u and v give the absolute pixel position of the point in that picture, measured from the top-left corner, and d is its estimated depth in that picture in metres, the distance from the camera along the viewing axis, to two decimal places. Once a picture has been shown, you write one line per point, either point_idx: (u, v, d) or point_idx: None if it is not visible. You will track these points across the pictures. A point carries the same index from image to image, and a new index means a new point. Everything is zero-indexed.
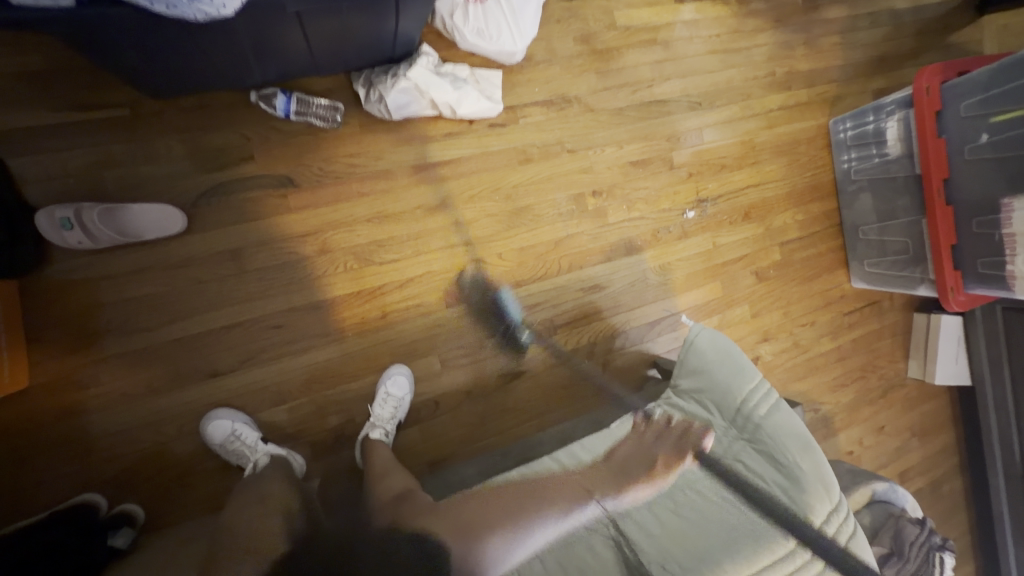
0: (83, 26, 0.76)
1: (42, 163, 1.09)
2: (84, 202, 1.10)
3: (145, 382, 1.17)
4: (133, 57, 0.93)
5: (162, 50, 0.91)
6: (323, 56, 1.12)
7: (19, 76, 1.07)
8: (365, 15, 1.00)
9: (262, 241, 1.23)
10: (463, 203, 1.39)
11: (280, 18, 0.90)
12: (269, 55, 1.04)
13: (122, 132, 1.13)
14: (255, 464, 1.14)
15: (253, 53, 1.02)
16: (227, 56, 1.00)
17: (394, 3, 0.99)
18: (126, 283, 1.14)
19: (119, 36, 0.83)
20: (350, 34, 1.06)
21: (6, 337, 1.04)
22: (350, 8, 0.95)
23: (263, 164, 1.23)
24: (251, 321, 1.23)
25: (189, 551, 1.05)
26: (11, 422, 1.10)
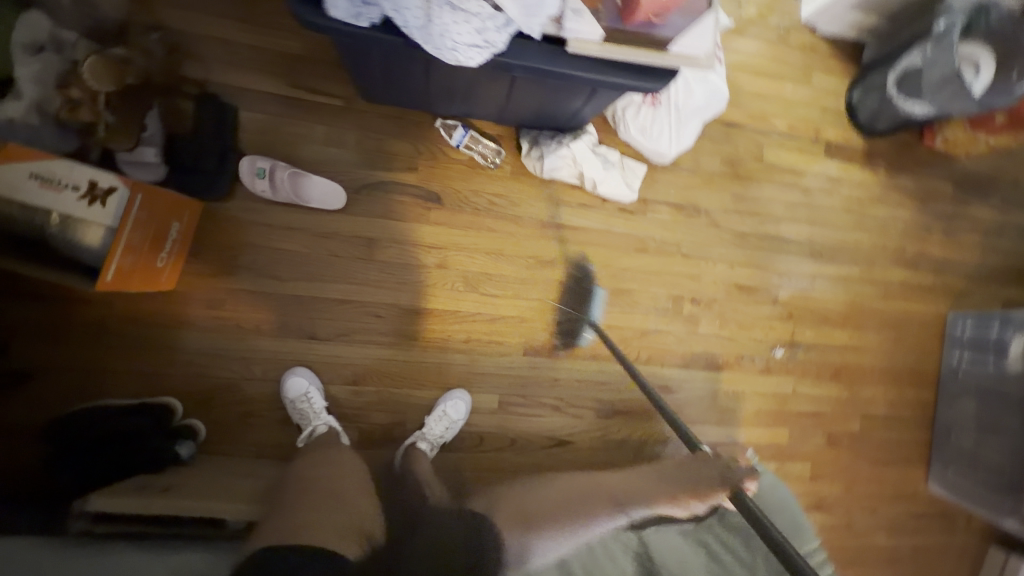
0: (362, 43, 0.96)
1: (259, 120, 1.31)
2: (280, 161, 1.30)
3: (255, 322, 1.31)
4: (371, 68, 1.14)
5: (398, 70, 1.11)
6: (511, 110, 1.30)
7: (276, 52, 1.31)
8: (562, 92, 1.16)
9: (395, 239, 1.37)
10: (571, 267, 1.48)
11: (498, 76, 1.06)
12: (471, 96, 1.22)
13: (328, 117, 1.34)
14: (313, 430, 1.23)
15: (461, 90, 1.20)
16: (440, 89, 1.18)
17: (589, 90, 1.15)
18: (276, 235, 1.31)
19: (377, 54, 1.02)
20: (543, 101, 1.22)
21: (176, 249, 1.21)
22: (554, 84, 1.10)
23: (422, 177, 1.39)
24: (357, 302, 1.35)
25: (241, 484, 1.13)
26: (140, 314, 1.26)
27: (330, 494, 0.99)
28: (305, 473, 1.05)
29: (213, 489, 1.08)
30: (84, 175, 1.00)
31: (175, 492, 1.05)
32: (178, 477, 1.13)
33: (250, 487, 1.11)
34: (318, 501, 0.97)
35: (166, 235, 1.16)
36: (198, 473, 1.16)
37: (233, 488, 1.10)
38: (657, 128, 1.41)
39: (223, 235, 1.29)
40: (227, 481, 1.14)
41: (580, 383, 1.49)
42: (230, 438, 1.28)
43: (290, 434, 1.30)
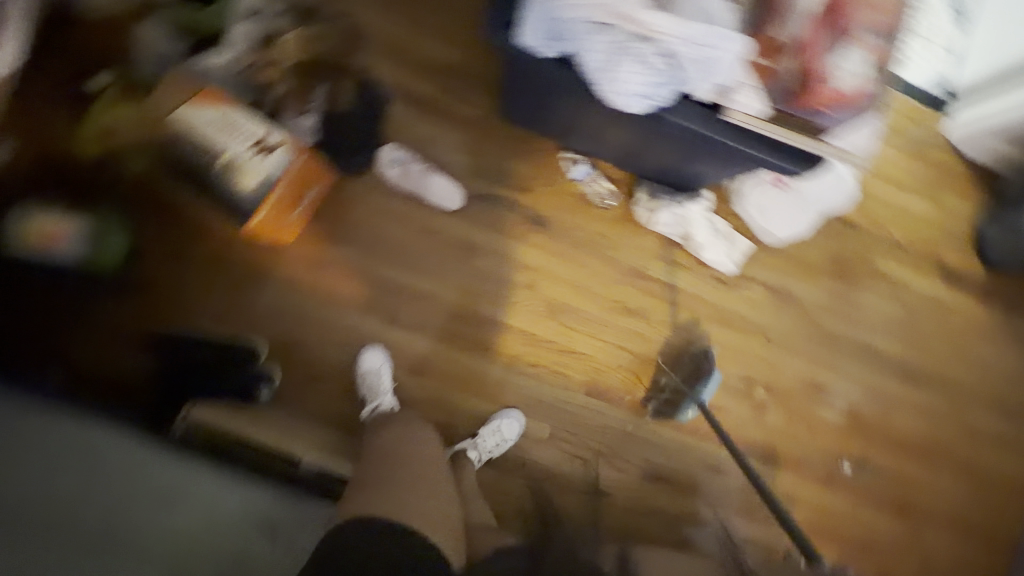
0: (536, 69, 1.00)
1: (403, 114, 1.40)
2: (413, 152, 1.39)
3: (344, 292, 1.36)
4: (527, 86, 1.21)
5: (553, 97, 1.17)
6: (639, 156, 1.33)
7: (436, 59, 1.42)
8: (698, 154, 1.19)
9: (493, 251, 1.42)
10: (652, 321, 1.48)
11: (647, 126, 1.10)
12: (610, 134, 1.27)
13: (465, 125, 1.43)
14: (378, 405, 1.27)
15: (602, 128, 1.25)
16: (583, 121, 1.23)
17: (726, 158, 1.18)
18: (387, 218, 1.37)
19: (542, 81, 1.07)
20: (675, 156, 1.26)
21: (305, 211, 1.31)
22: (693, 146, 1.15)
23: (534, 200, 1.44)
24: (443, 300, 1.39)
25: (306, 442, 1.17)
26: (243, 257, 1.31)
27: (408, 476, 1.00)
28: (385, 446, 1.06)
29: (284, 437, 1.14)
30: (260, 130, 1.18)
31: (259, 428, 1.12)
32: (253, 419, 1.19)
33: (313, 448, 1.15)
34: (398, 480, 0.98)
35: (303, 196, 1.27)
36: (267, 421, 1.21)
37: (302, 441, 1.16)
38: (773, 210, 1.45)
39: (343, 208, 1.36)
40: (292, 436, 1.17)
41: (632, 438, 1.46)
42: (296, 399, 1.32)
43: (347, 408, 1.33)
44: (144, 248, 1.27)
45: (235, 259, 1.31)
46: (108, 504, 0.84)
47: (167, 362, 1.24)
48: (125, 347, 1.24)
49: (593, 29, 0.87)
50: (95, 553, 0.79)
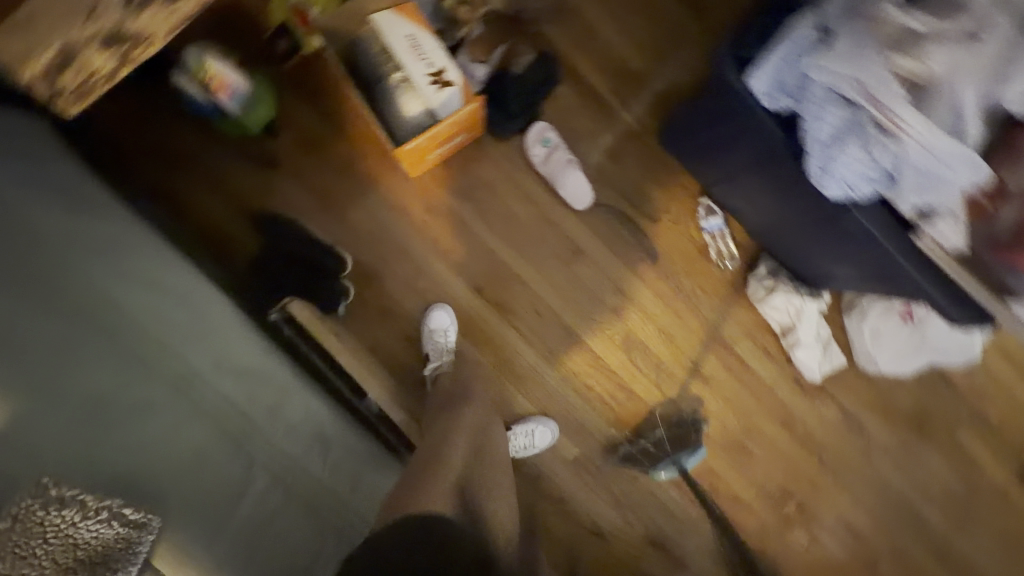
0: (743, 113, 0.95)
1: (569, 101, 1.36)
2: (562, 140, 1.34)
3: (444, 244, 1.34)
4: (716, 122, 1.14)
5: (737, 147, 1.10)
6: (785, 236, 1.25)
7: (620, 61, 1.38)
8: (858, 261, 1.11)
9: (596, 264, 1.38)
10: (717, 395, 1.42)
11: (822, 215, 1.02)
12: (771, 208, 1.19)
13: (621, 134, 1.38)
14: (438, 367, 1.25)
15: (769, 198, 1.16)
16: (750, 180, 1.17)
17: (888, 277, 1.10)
18: (512, 192, 1.35)
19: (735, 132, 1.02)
20: (828, 252, 1.18)
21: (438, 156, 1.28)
22: (862, 253, 1.06)
23: (656, 231, 1.39)
24: (530, 292, 1.37)
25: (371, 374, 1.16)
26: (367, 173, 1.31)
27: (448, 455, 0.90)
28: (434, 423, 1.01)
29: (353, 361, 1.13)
30: (439, 63, 1.11)
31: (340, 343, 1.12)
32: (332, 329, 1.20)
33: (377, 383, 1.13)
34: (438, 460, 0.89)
35: (449, 140, 1.23)
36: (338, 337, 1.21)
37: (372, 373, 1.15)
38: (886, 339, 1.37)
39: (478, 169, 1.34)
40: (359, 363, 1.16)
41: (650, 496, 1.41)
42: (362, 326, 1.31)
43: (401, 353, 1.32)
44: (289, 132, 1.28)
45: (358, 171, 1.30)
46: (181, 340, 0.79)
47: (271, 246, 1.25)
48: (237, 217, 1.26)
49: (834, 100, 0.82)
50: (173, 385, 0.75)
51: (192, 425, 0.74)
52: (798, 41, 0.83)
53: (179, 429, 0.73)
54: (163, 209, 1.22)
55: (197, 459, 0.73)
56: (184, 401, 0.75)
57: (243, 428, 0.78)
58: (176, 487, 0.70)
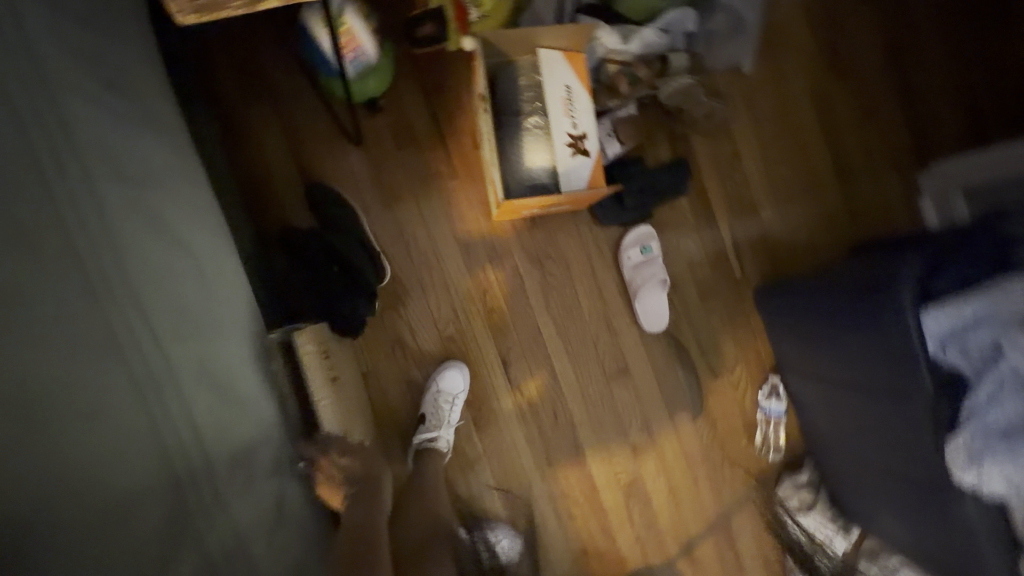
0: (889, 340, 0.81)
1: (685, 219, 1.23)
2: (659, 253, 1.19)
3: (493, 304, 1.18)
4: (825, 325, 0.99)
5: (850, 366, 0.94)
6: (851, 469, 1.08)
7: (755, 200, 1.25)
8: (938, 551, 0.92)
9: (637, 394, 1.24)
10: None
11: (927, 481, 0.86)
12: (847, 436, 1.05)
13: (722, 274, 1.25)
14: (437, 439, 1.09)
15: (851, 426, 1.03)
16: (847, 400, 1.00)
17: None
18: (587, 282, 1.20)
19: (862, 349, 0.88)
20: (896, 516, 1.00)
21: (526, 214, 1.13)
22: (953, 549, 0.87)
23: (709, 387, 1.26)
24: (559, 393, 1.21)
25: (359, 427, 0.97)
26: (449, 196, 1.15)
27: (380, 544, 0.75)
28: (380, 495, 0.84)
29: (347, 411, 0.93)
30: (584, 128, 0.98)
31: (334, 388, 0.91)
32: (338, 355, 1.00)
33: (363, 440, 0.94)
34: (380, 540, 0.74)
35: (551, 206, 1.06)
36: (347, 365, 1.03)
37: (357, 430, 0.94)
38: None
39: (564, 247, 1.19)
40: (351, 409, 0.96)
41: None
42: (372, 351, 1.15)
43: (397, 398, 1.15)
44: (390, 119, 1.13)
45: (440, 192, 1.15)
46: (169, 335, 0.64)
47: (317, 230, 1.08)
48: (297, 183, 1.10)
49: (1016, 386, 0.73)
50: (133, 388, 0.59)
51: (135, 443, 0.58)
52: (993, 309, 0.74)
53: (120, 451, 0.56)
54: (224, 140, 1.07)
55: (126, 503, 0.55)
56: (144, 411, 0.59)
57: (193, 474, 0.62)
58: (77, 526, 0.51)
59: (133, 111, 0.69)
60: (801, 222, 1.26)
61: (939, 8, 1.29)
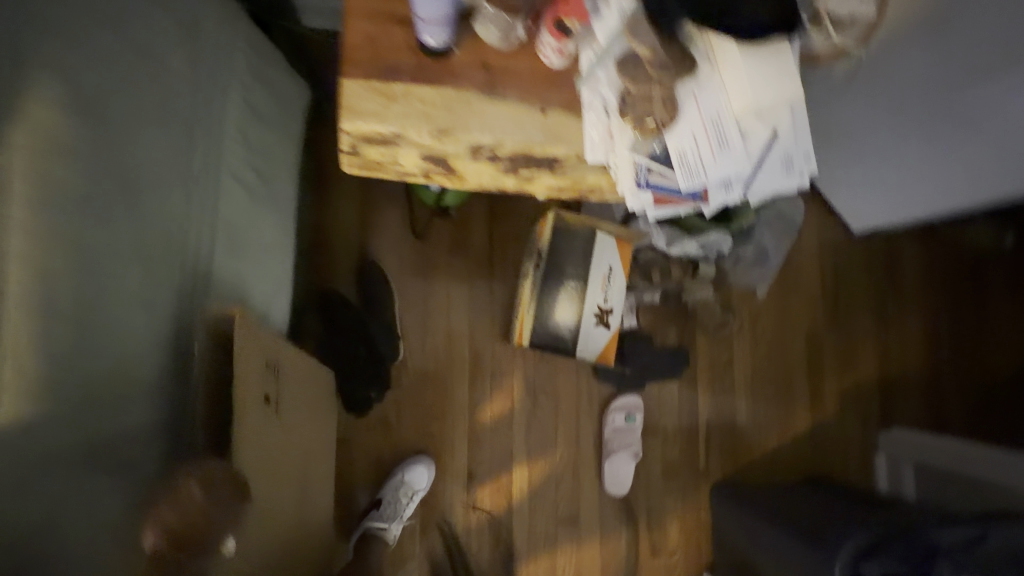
0: None
1: (671, 399, 1.34)
2: (638, 425, 1.26)
3: (479, 414, 1.26)
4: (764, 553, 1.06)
5: None
6: None
7: (737, 405, 1.37)
8: None
9: (577, 545, 1.27)
10: None
11: None
12: None
13: (689, 459, 1.34)
14: (385, 530, 1.13)
15: None
16: None
17: None
18: (569, 425, 1.28)
19: None
20: None
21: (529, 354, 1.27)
22: None
23: (644, 562, 1.30)
24: (507, 521, 1.25)
25: (287, 472, 0.83)
26: (477, 308, 1.27)
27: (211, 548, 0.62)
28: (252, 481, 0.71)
29: (265, 441, 0.74)
30: (612, 303, 1.12)
31: (268, 415, 0.76)
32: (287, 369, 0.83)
33: (264, 479, 0.74)
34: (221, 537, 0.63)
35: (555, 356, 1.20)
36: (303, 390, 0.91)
37: (276, 475, 0.79)
38: None
39: (560, 389, 1.28)
40: (288, 445, 0.84)
41: None
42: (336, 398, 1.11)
43: (359, 469, 1.20)
44: (454, 227, 1.28)
45: (470, 303, 1.27)
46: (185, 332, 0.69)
47: (354, 302, 1.21)
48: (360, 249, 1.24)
49: None
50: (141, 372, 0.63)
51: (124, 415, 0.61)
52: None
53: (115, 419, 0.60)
54: (310, 192, 1.22)
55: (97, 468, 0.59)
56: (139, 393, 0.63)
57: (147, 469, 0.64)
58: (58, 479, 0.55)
59: (261, 184, 0.82)
60: (771, 438, 1.37)
61: (942, 300, 1.46)
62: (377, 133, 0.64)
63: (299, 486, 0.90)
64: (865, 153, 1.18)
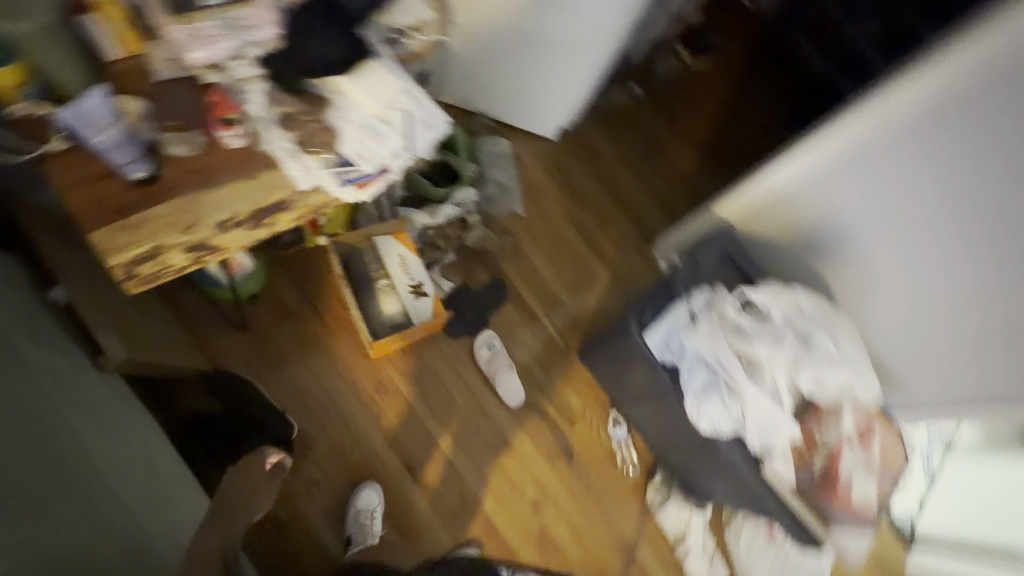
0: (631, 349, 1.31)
1: (511, 312, 1.67)
2: (501, 345, 1.62)
3: (382, 420, 1.49)
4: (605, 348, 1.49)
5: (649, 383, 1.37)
6: (660, 442, 1.51)
7: (559, 285, 1.73)
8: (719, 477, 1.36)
9: (518, 455, 1.55)
10: None
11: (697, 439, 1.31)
12: (666, 431, 1.45)
13: (551, 346, 1.67)
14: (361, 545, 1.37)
15: (664, 423, 1.43)
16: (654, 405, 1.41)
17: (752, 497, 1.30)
18: (450, 378, 1.57)
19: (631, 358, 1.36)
20: (702, 470, 1.42)
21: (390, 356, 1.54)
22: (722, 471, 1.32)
23: (572, 433, 1.60)
24: (455, 471, 1.51)
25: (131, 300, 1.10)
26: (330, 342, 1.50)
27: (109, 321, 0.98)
28: (116, 320, 1.00)
29: (81, 265, 1.00)
30: (420, 278, 1.47)
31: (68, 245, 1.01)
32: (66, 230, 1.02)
33: (83, 292, 0.97)
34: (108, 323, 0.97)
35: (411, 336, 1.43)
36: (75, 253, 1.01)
37: (111, 288, 1.04)
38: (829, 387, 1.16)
39: (427, 357, 1.56)
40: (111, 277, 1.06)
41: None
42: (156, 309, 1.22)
43: (317, 519, 1.40)
44: (270, 306, 1.49)
45: (321, 344, 1.49)
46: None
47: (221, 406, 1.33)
48: None
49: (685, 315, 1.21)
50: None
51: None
52: (677, 317, 1.21)
53: None
54: None
55: None
56: None
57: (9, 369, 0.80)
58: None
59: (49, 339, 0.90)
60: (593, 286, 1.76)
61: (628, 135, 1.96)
62: (140, 253, 0.84)
63: (144, 314, 1.13)
64: (523, 85, 1.66)
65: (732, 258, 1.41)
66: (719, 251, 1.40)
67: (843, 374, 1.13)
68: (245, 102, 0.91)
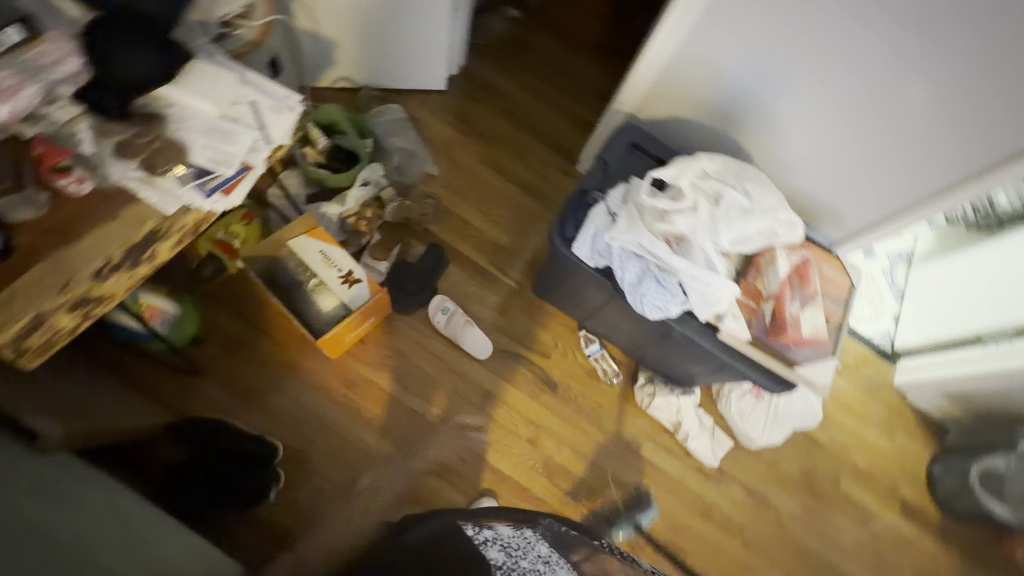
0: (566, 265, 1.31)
1: (454, 269, 1.67)
2: (453, 304, 1.62)
3: (362, 410, 1.51)
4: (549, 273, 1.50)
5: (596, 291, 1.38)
6: (630, 344, 1.55)
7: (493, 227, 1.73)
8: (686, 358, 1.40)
9: (502, 399, 1.59)
10: (638, 486, 1.57)
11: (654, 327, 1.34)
12: (629, 332, 1.48)
13: (503, 289, 1.68)
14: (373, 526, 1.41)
15: (624, 324, 1.46)
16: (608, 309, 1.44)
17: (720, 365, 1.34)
18: (414, 351, 1.58)
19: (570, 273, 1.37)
20: (671, 357, 1.46)
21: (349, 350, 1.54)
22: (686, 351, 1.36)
23: (547, 363, 1.64)
24: (448, 434, 1.54)
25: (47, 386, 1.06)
26: (284, 356, 1.50)
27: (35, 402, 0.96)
28: (41, 405, 0.97)
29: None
30: (349, 266, 1.44)
31: None
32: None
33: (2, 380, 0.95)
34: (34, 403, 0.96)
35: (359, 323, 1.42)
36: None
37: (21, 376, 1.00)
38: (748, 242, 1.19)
39: (384, 338, 1.57)
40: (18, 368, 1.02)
41: None
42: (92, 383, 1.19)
43: (330, 521, 1.42)
44: (214, 342, 1.48)
45: (278, 360, 1.49)
46: None
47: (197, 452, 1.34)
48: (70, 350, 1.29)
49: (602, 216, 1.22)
50: None
51: None
52: (597, 219, 1.22)
53: None
54: None
55: None
56: None
57: None
58: None
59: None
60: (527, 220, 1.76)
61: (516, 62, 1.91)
62: (19, 327, 0.79)
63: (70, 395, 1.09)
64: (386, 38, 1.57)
65: (646, 145, 1.39)
66: (626, 142, 1.38)
67: (762, 222, 1.16)
68: (77, 145, 0.88)
